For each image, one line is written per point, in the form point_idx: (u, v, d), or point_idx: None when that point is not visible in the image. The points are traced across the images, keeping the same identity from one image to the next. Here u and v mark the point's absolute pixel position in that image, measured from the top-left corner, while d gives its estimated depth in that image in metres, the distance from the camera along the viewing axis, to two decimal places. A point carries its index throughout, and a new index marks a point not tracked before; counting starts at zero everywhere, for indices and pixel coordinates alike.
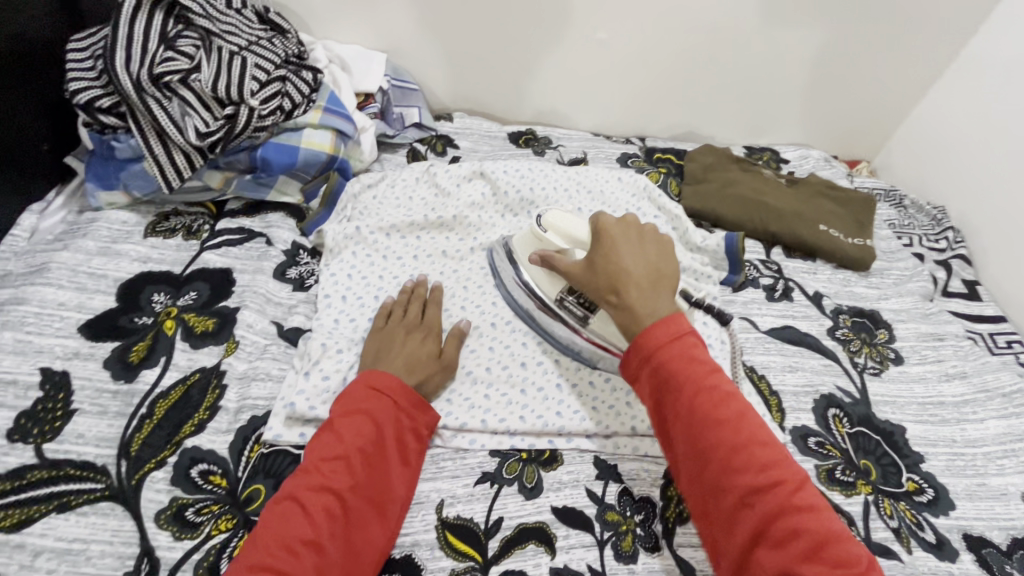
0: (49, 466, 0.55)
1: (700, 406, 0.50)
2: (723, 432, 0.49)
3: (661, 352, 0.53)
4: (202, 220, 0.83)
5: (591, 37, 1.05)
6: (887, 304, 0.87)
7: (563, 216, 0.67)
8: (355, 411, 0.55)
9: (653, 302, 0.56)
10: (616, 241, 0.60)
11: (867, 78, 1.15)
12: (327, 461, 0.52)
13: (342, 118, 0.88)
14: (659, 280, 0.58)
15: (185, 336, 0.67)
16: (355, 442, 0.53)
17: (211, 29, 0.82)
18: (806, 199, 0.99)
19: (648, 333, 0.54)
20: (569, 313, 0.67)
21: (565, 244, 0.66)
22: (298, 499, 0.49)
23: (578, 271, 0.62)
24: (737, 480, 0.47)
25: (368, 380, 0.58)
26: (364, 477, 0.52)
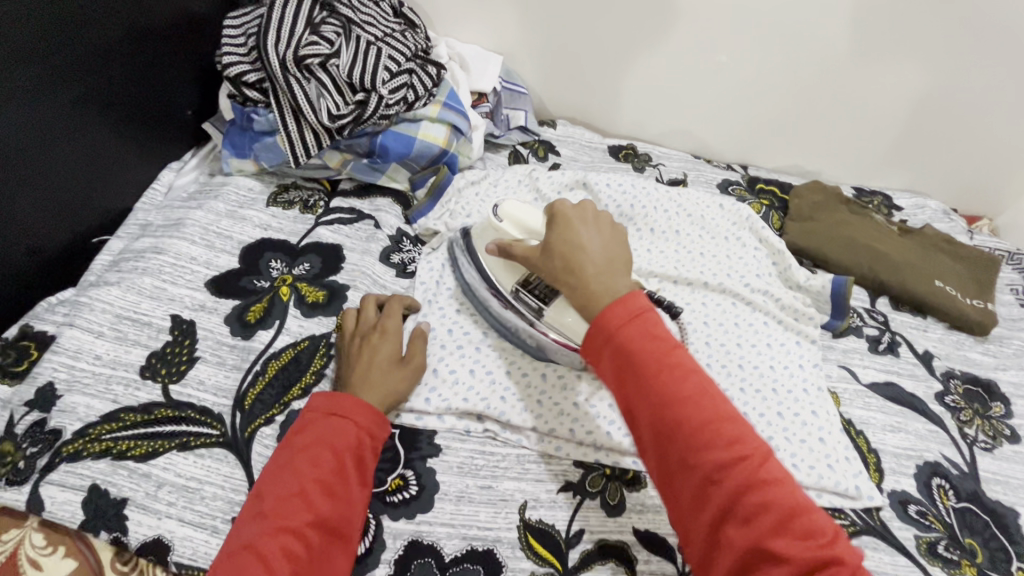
0: (173, 406, 0.60)
1: (660, 384, 0.46)
2: (684, 410, 0.45)
3: (621, 332, 0.48)
4: (317, 195, 0.88)
5: (710, 59, 1.03)
6: (1004, 376, 0.81)
7: (519, 206, 0.68)
8: (312, 443, 0.52)
9: (608, 280, 0.53)
10: (570, 220, 0.59)
11: (1001, 130, 1.07)
12: (283, 500, 0.49)
13: (458, 114, 0.91)
14: (614, 263, 0.56)
15: (298, 304, 0.71)
16: (312, 476, 0.50)
17: (352, 18, 0.87)
18: (920, 250, 0.93)
19: (605, 315, 0.49)
20: (524, 304, 0.67)
21: (520, 233, 0.67)
22: (256, 547, 0.46)
23: (533, 251, 0.61)
24: (700, 459, 0.44)
25: (326, 405, 0.55)
26: (327, 510, 0.49)
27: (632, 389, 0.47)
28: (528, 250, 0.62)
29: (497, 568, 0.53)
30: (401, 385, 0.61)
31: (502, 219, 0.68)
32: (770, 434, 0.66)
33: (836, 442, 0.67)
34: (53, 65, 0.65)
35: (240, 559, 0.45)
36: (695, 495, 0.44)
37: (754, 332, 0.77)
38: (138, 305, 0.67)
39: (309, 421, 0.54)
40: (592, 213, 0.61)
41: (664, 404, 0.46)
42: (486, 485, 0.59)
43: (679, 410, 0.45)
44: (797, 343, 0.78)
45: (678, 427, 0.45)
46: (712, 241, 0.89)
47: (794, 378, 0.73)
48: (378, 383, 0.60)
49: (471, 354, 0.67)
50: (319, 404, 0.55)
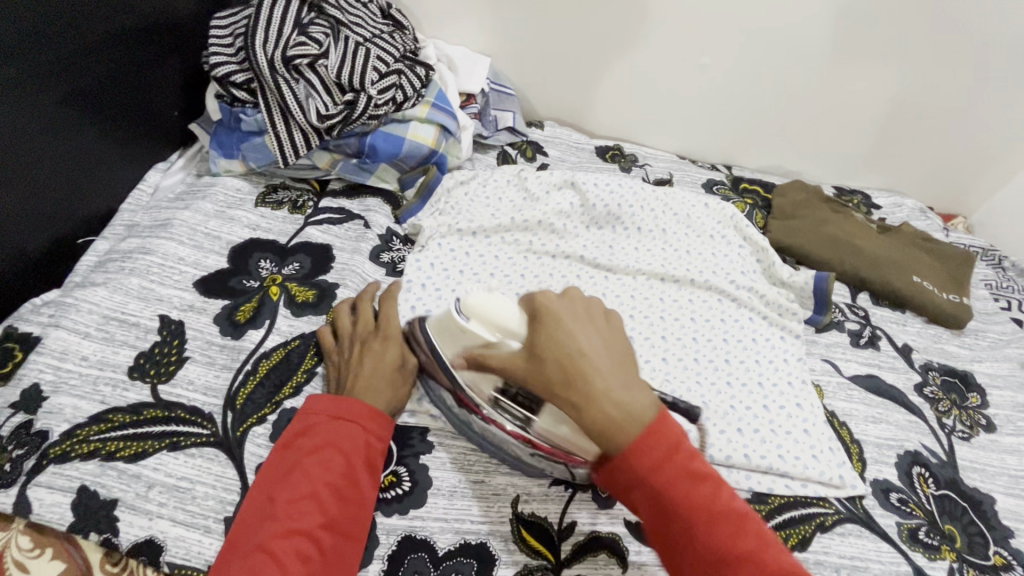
0: (163, 406, 0.59)
1: (662, 484, 0.45)
2: (687, 506, 0.45)
3: (616, 432, 0.47)
4: (307, 196, 0.88)
5: (694, 61, 1.05)
6: (980, 367, 0.84)
7: (486, 299, 0.54)
8: (322, 447, 0.53)
9: (620, 396, 0.48)
10: (560, 319, 0.52)
11: (973, 131, 1.11)
12: (294, 503, 0.49)
13: (447, 115, 0.91)
14: (623, 365, 0.52)
15: (288, 304, 0.71)
16: (322, 480, 0.51)
17: (341, 20, 0.88)
18: (899, 248, 0.95)
19: (634, 453, 0.46)
20: (505, 414, 0.56)
21: (491, 333, 0.54)
22: (269, 549, 0.46)
23: (519, 363, 0.52)
24: (706, 558, 0.44)
25: (333, 409, 0.56)
26: (337, 513, 0.50)
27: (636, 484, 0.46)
28: (510, 361, 0.52)
29: (490, 562, 0.54)
30: (401, 390, 0.61)
31: (467, 318, 0.55)
32: (757, 427, 0.67)
33: (820, 433, 0.68)
34: (39, 63, 0.64)
35: (254, 561, 0.46)
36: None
37: (740, 328, 0.78)
38: (125, 306, 0.67)
39: (315, 421, 0.55)
40: (579, 304, 0.55)
41: (663, 502, 0.45)
42: (479, 480, 0.60)
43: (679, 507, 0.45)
44: (781, 338, 0.79)
45: (680, 524, 0.45)
46: (698, 239, 0.91)
47: (783, 373, 0.74)
48: (380, 391, 0.59)
49: None
50: (324, 408, 0.56)
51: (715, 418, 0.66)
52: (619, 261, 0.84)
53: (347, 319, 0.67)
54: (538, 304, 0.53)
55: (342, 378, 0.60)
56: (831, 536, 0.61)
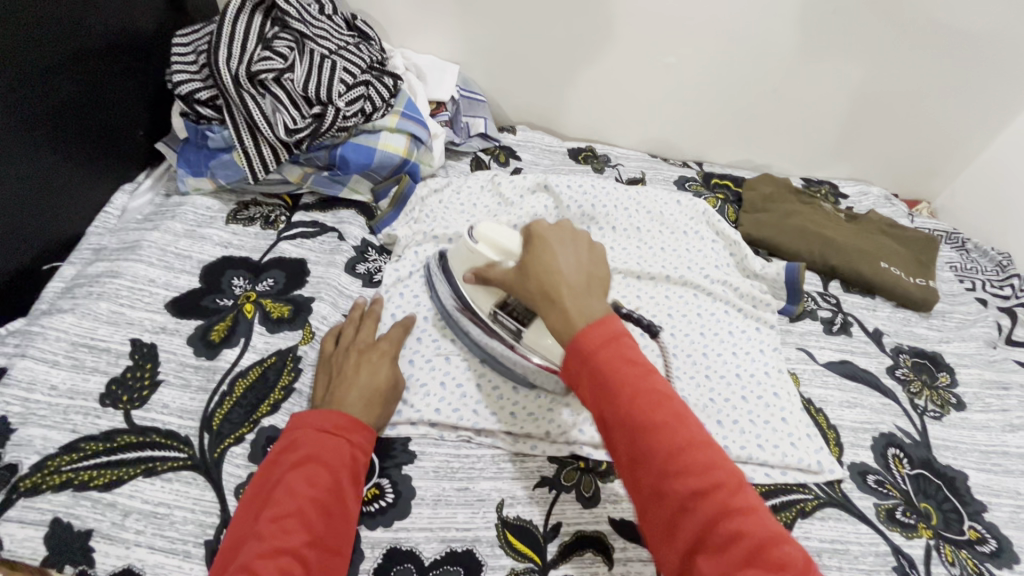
0: (137, 432, 0.58)
1: (638, 413, 0.44)
2: (659, 439, 0.43)
3: (598, 354, 0.47)
4: (279, 211, 0.87)
5: (660, 61, 1.07)
6: (948, 347, 0.86)
7: (495, 227, 0.64)
8: (308, 464, 0.52)
9: (583, 304, 0.51)
10: (548, 243, 0.58)
11: (932, 118, 1.14)
12: (279, 520, 0.48)
13: (417, 123, 0.92)
14: (593, 283, 0.55)
15: (263, 320, 0.71)
16: (307, 496, 0.50)
17: (305, 32, 0.87)
18: (867, 235, 0.98)
19: (580, 337, 0.48)
20: (503, 326, 0.63)
21: (496, 255, 0.62)
22: (253, 567, 0.44)
23: (511, 274, 0.59)
24: (670, 486, 0.42)
25: (323, 422, 0.55)
26: (321, 530, 0.49)
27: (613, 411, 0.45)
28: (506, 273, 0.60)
29: (477, 568, 0.54)
30: (387, 406, 0.61)
31: (477, 241, 0.64)
32: (737, 418, 0.68)
33: (797, 419, 0.70)
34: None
35: None
36: (666, 526, 0.42)
37: (717, 321, 0.80)
38: (94, 332, 0.65)
39: (299, 438, 0.54)
40: (571, 233, 0.60)
41: (638, 428, 0.44)
42: (463, 487, 0.60)
43: (652, 438, 0.44)
44: (756, 329, 0.81)
45: (650, 453, 0.43)
46: (672, 236, 0.92)
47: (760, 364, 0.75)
48: (370, 400, 0.60)
49: (443, 367, 0.67)
50: (311, 422, 0.55)
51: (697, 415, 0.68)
52: None
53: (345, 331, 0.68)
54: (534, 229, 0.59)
55: (333, 383, 0.61)
56: (812, 521, 0.62)
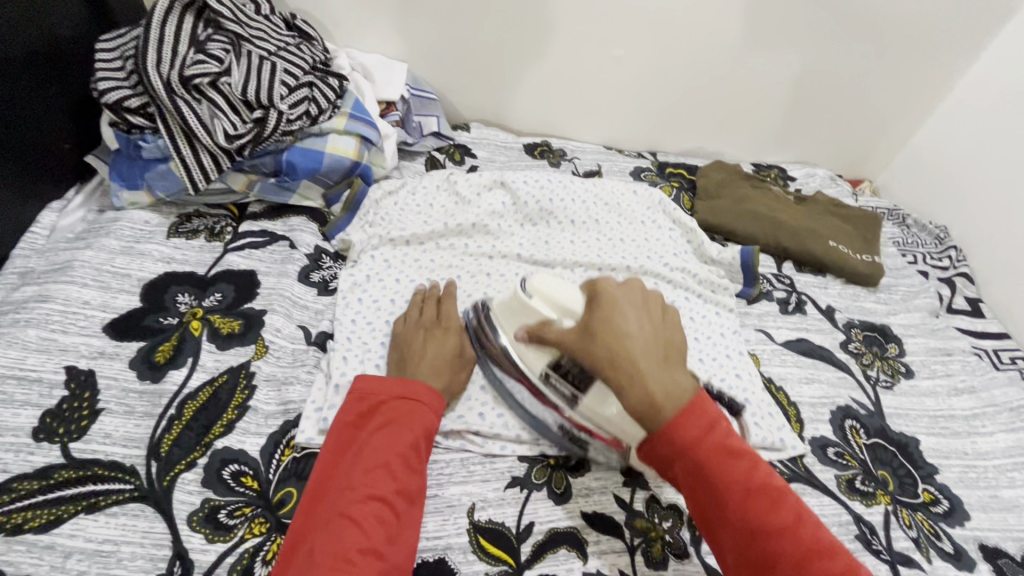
0: (77, 466, 0.54)
1: (753, 513, 0.46)
2: (780, 543, 0.45)
3: (701, 452, 0.48)
4: (225, 222, 0.83)
5: (608, 54, 1.07)
6: (895, 319, 0.90)
7: (551, 280, 0.59)
8: (393, 425, 0.55)
9: (664, 381, 0.51)
10: (618, 303, 0.56)
11: (870, 101, 1.19)
12: (370, 472, 0.52)
13: (366, 124, 0.89)
14: (671, 355, 0.54)
15: (212, 338, 0.67)
16: (393, 450, 0.53)
17: (241, 34, 0.83)
18: (815, 216, 1.01)
19: (676, 426, 0.49)
20: (554, 390, 0.59)
21: (553, 312, 0.58)
22: (348, 514, 0.49)
23: (574, 337, 0.55)
24: None
25: (404, 388, 0.58)
26: (408, 479, 0.52)
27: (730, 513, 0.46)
28: (563, 334, 0.56)
29: None
30: (459, 377, 0.64)
31: (531, 294, 0.59)
32: None
33: (758, 399, 0.71)
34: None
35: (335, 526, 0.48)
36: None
37: (678, 308, 0.80)
38: (23, 361, 0.61)
39: (379, 397, 0.57)
40: (640, 294, 0.58)
41: (754, 529, 0.46)
42: (432, 494, 0.58)
43: (770, 540, 0.45)
44: (716, 313, 0.82)
45: (774, 557, 0.44)
46: (630, 226, 0.93)
47: (722, 348, 0.77)
48: (444, 371, 0.63)
49: None
50: (374, 386, 0.58)
51: None
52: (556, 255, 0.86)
53: (410, 310, 0.70)
54: (598, 287, 0.57)
55: (405, 358, 0.64)
56: None
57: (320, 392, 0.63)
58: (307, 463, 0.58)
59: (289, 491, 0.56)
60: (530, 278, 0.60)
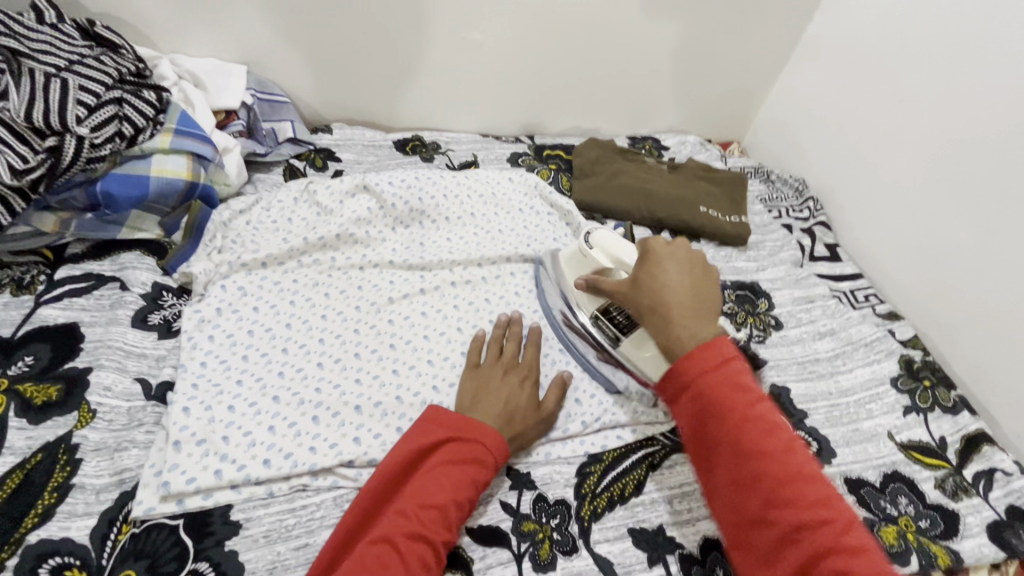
0: None
1: (743, 438, 0.50)
2: (767, 467, 0.49)
3: (702, 377, 0.53)
4: (36, 270, 0.72)
5: (465, 38, 1.03)
6: (764, 275, 0.94)
7: (609, 236, 0.70)
8: (461, 467, 0.54)
9: (691, 323, 0.57)
10: (661, 261, 0.62)
11: (728, 65, 1.22)
12: (425, 509, 0.51)
13: (199, 140, 0.80)
14: (704, 302, 0.59)
15: (21, 412, 0.58)
16: (453, 495, 0.53)
17: (18, 49, 0.71)
18: (687, 183, 1.04)
19: (681, 364, 0.54)
20: (602, 331, 0.69)
21: (609, 261, 0.69)
22: (395, 544, 0.49)
23: (622, 284, 0.64)
24: (781, 516, 0.47)
25: (479, 429, 0.57)
26: (456, 532, 0.52)
27: (733, 414, 0.51)
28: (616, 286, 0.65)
29: None
30: (529, 431, 0.62)
31: (591, 246, 0.71)
32: (593, 392, 0.70)
33: None
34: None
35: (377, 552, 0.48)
36: (773, 554, 0.48)
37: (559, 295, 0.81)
38: None
39: (454, 430, 0.57)
40: (684, 251, 0.64)
41: (745, 452, 0.50)
42: (303, 544, 0.54)
43: (757, 463, 0.49)
44: None
45: (759, 475, 0.49)
46: (508, 216, 0.91)
47: None
48: (507, 399, 0.62)
49: (270, 409, 0.62)
50: (449, 419, 0.58)
51: None
52: (430, 256, 0.81)
53: (492, 345, 0.68)
54: (647, 244, 0.64)
55: (477, 393, 0.63)
56: (662, 472, 0.64)
57: (160, 453, 0.56)
58: (149, 538, 0.52)
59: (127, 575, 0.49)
60: (594, 233, 0.71)
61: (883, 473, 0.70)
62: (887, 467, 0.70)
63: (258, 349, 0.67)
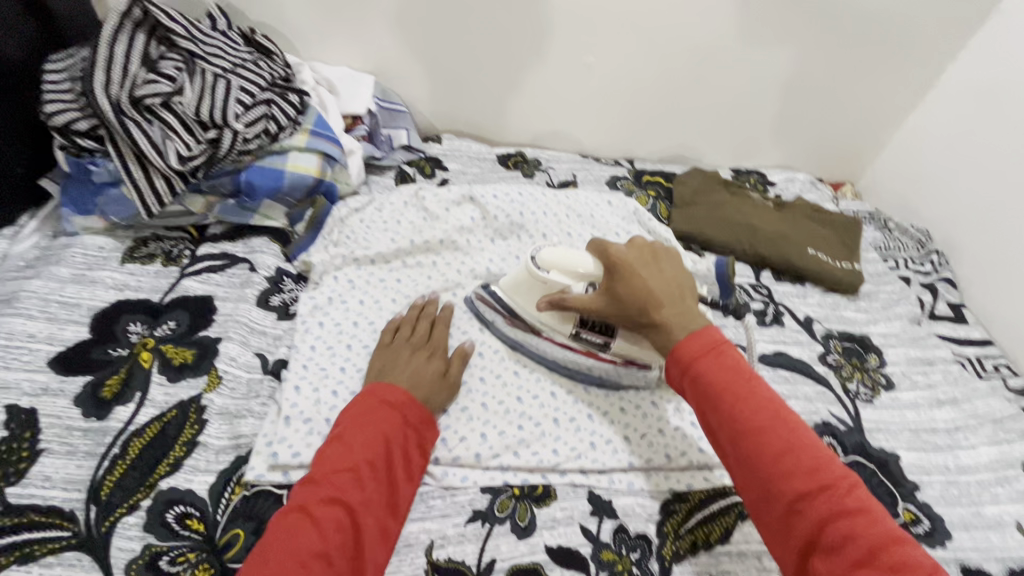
0: (13, 512, 0.52)
1: (741, 416, 0.51)
2: (763, 440, 0.50)
3: (701, 364, 0.55)
4: (183, 245, 0.81)
5: (579, 61, 1.05)
6: (876, 328, 0.87)
7: (559, 252, 0.66)
8: (369, 431, 0.54)
9: (681, 322, 0.59)
10: (634, 267, 0.61)
11: (850, 103, 1.16)
12: (337, 473, 0.51)
13: (329, 141, 0.86)
14: (679, 294, 0.61)
15: (163, 370, 0.65)
16: (364, 456, 0.52)
17: (195, 51, 0.80)
18: (795, 222, 0.99)
19: (683, 351, 0.56)
20: (587, 342, 0.67)
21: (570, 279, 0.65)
22: (308, 509, 0.48)
23: (600, 300, 0.63)
24: (784, 488, 0.48)
25: (381, 395, 0.58)
26: (374, 492, 0.52)
27: (728, 399, 0.52)
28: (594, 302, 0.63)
29: None
30: (437, 399, 0.62)
31: (547, 269, 0.66)
32: (678, 424, 0.67)
33: None
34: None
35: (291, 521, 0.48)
36: (783, 528, 0.48)
37: None
38: None
39: (359, 403, 0.57)
40: (641, 248, 0.64)
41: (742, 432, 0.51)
42: None
43: (760, 441, 0.50)
44: None
45: (758, 452, 0.50)
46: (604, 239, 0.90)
47: None
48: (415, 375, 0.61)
49: None
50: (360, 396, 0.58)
51: (635, 422, 0.67)
52: None
53: (403, 326, 0.69)
54: (610, 253, 0.62)
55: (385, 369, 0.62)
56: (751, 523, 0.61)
57: (272, 425, 0.61)
58: (257, 502, 0.56)
59: (236, 533, 0.54)
60: (542, 254, 0.66)
61: (1007, 568, 0.62)
62: (1013, 563, 0.63)
63: (360, 340, 0.71)
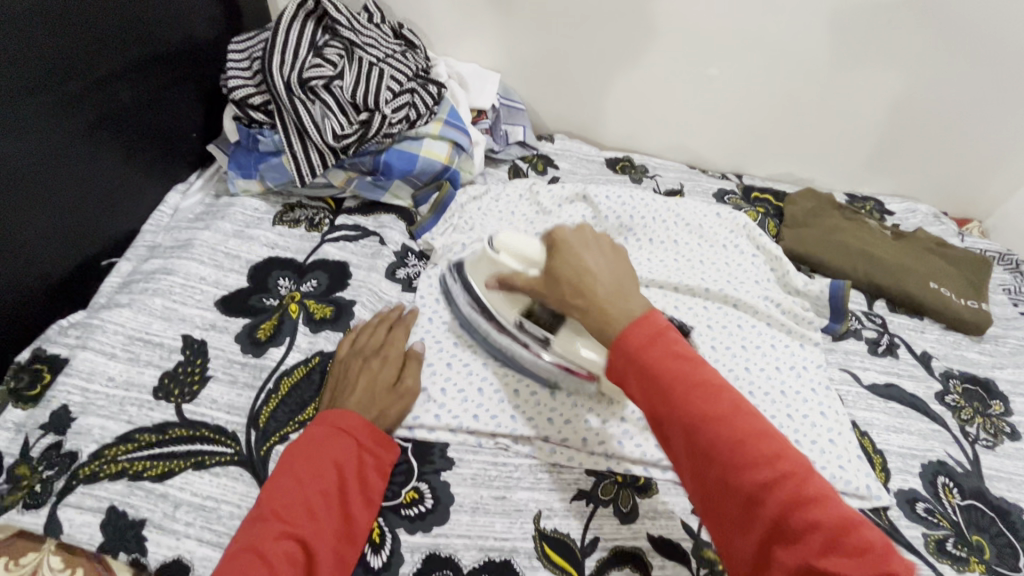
0: (188, 425, 0.61)
1: (690, 405, 0.43)
2: (718, 430, 0.42)
3: (643, 351, 0.46)
4: (323, 214, 0.89)
5: (701, 73, 1.05)
6: (1002, 374, 0.83)
7: (514, 237, 0.63)
8: (320, 461, 0.54)
9: (619, 304, 0.50)
10: (575, 249, 0.56)
11: (989, 135, 1.09)
12: (285, 508, 0.50)
13: (459, 131, 0.92)
14: (623, 282, 0.53)
15: (306, 321, 0.72)
16: (314, 487, 0.52)
17: (354, 41, 0.89)
18: (914, 254, 0.95)
19: (623, 337, 0.47)
20: (529, 334, 0.66)
21: (518, 264, 0.62)
22: (256, 548, 0.47)
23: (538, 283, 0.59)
24: (738, 480, 0.41)
25: (331, 422, 0.56)
26: (327, 523, 0.51)
27: (668, 388, 0.44)
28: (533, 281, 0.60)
29: None
30: (393, 409, 0.62)
31: (498, 251, 0.64)
32: None
33: (845, 445, 0.68)
34: (47, 86, 0.65)
35: (242, 561, 0.46)
36: (742, 520, 0.42)
37: (760, 335, 0.78)
38: (149, 326, 0.68)
39: (310, 435, 0.56)
40: (591, 236, 0.58)
41: (692, 423, 0.43)
42: (501, 496, 0.60)
43: (715, 431, 0.43)
44: (801, 347, 0.78)
45: (711, 446, 0.42)
46: (711, 249, 0.89)
47: (808, 383, 0.74)
48: (366, 389, 0.61)
49: (479, 373, 0.69)
50: (311, 429, 0.56)
51: None
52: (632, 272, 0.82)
53: (357, 333, 0.68)
54: (555, 237, 0.57)
55: (337, 386, 0.62)
56: None
57: None
58: None
59: None
60: (497, 236, 0.64)
61: None
62: None
63: None
